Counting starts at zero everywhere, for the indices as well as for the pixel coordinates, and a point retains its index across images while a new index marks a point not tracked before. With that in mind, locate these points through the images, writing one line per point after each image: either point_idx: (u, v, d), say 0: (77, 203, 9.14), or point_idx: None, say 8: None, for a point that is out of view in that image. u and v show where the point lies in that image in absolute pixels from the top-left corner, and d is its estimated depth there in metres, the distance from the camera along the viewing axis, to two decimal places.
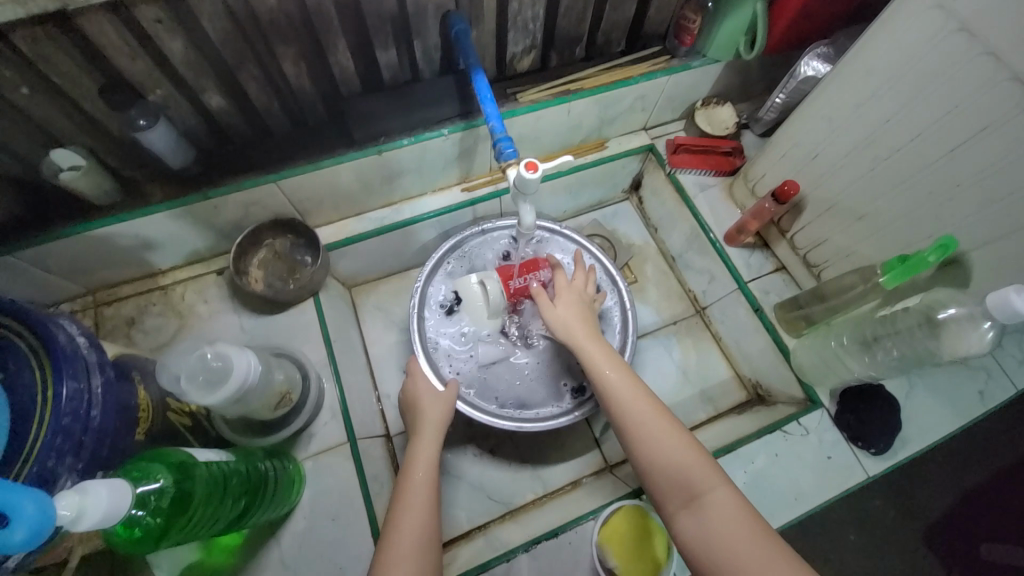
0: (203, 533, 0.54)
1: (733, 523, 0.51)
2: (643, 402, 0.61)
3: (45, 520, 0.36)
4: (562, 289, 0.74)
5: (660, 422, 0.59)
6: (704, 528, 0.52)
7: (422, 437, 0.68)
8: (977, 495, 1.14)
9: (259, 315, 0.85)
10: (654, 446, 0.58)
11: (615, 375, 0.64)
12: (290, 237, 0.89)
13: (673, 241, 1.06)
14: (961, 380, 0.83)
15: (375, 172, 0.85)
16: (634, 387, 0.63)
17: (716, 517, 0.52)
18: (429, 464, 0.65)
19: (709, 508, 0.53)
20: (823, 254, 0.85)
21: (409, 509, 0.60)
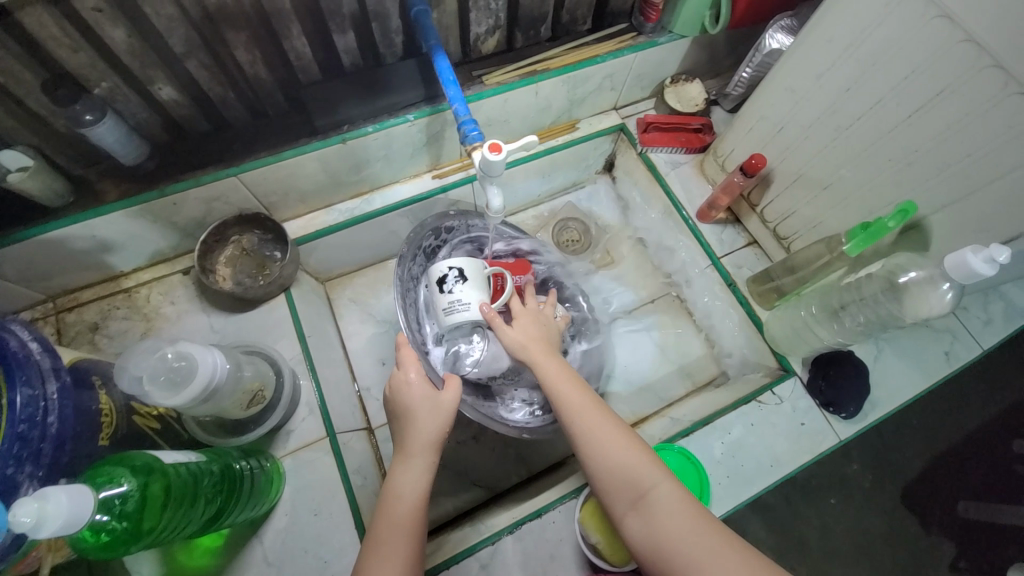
0: (177, 535, 0.53)
1: (678, 519, 0.53)
2: (592, 408, 0.62)
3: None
4: (521, 312, 0.73)
5: (607, 429, 0.60)
6: (651, 526, 0.53)
7: (408, 465, 0.60)
8: (948, 454, 1.19)
9: (230, 313, 0.83)
10: (602, 451, 0.58)
11: (565, 382, 0.64)
12: (257, 232, 0.86)
13: (648, 220, 1.07)
14: (927, 343, 0.86)
15: (341, 162, 0.83)
16: (582, 393, 0.64)
17: (662, 515, 0.54)
18: (411, 505, 0.58)
19: (655, 506, 0.54)
20: (792, 226, 0.86)
21: (389, 554, 0.55)
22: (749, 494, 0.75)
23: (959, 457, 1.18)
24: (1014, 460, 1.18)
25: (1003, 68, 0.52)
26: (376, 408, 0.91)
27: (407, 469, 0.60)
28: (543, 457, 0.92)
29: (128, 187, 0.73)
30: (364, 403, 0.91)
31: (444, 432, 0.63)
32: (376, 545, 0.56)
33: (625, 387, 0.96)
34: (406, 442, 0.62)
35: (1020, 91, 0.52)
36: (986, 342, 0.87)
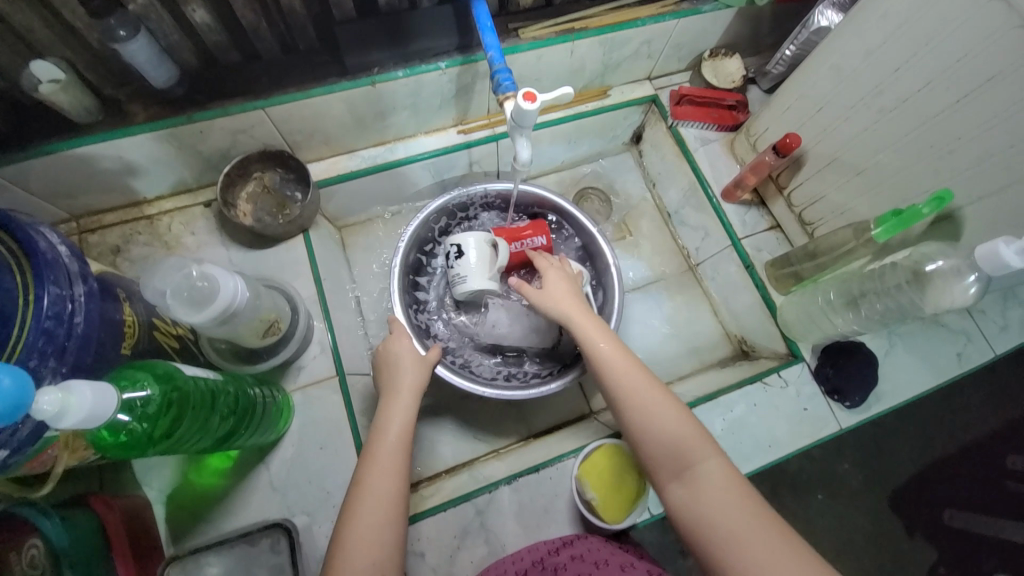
0: (189, 446, 0.55)
1: (723, 496, 0.51)
2: (640, 376, 0.61)
3: (22, 399, 0.36)
4: (554, 279, 0.75)
5: (657, 398, 0.59)
6: (692, 499, 0.53)
7: (392, 400, 0.65)
8: (945, 461, 1.19)
9: (249, 249, 0.83)
10: (649, 421, 0.58)
11: (609, 347, 0.65)
12: (279, 171, 0.86)
13: (671, 197, 1.05)
14: (940, 341, 0.85)
15: (368, 106, 0.82)
16: (630, 364, 0.63)
17: (704, 489, 0.52)
18: (397, 434, 0.62)
19: (698, 479, 0.53)
20: (819, 211, 0.84)
21: (375, 475, 0.57)
22: (744, 470, 0.76)
23: (954, 464, 1.18)
24: (1007, 475, 1.18)
25: None
26: None
27: (390, 402, 0.65)
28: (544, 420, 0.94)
29: (156, 111, 0.72)
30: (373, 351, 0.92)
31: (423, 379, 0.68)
32: (367, 467, 0.59)
33: None
34: (391, 382, 0.68)
35: None
36: (1000, 347, 0.86)
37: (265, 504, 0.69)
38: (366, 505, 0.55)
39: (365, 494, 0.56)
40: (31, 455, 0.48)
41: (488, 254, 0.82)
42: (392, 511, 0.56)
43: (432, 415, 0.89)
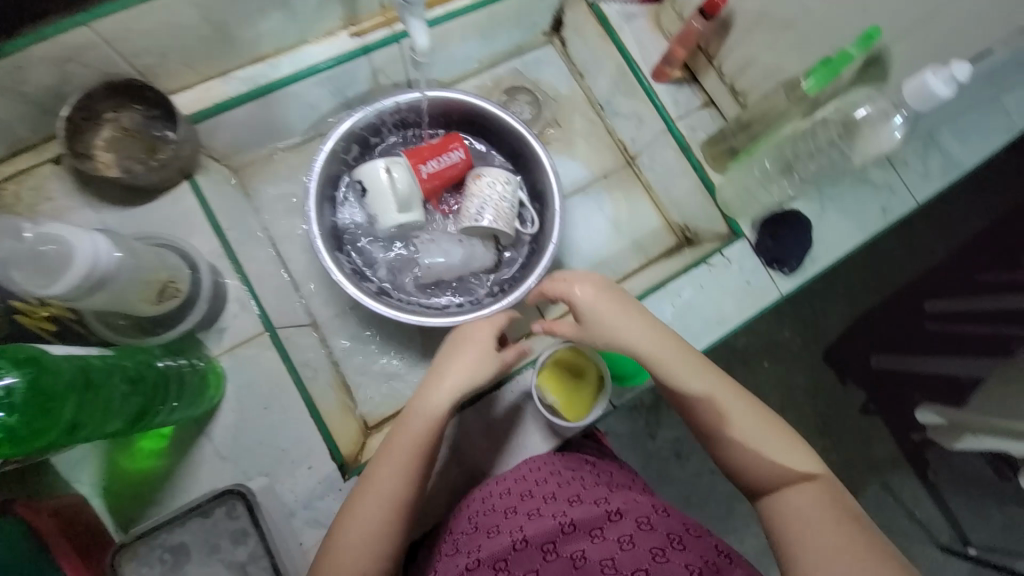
0: (94, 434, 0.49)
1: (828, 511, 0.48)
2: (737, 396, 0.56)
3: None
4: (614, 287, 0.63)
5: (763, 423, 0.54)
6: (794, 512, 0.49)
7: (431, 393, 0.61)
8: (874, 314, 1.29)
9: (125, 207, 0.70)
10: (748, 447, 0.53)
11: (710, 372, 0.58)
12: (139, 108, 0.72)
13: (600, 86, 0.98)
14: (868, 198, 0.87)
15: (228, 8, 0.67)
16: (711, 376, 0.57)
17: (809, 503, 0.49)
18: (424, 431, 0.58)
19: (798, 493, 0.50)
20: (751, 78, 0.80)
21: (388, 473, 0.56)
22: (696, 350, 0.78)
23: (882, 316, 1.28)
24: (927, 317, 1.27)
25: None
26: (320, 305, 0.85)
27: (431, 394, 0.61)
28: None
29: None
30: (305, 301, 0.83)
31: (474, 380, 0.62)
32: (382, 460, 0.57)
33: (579, 264, 0.94)
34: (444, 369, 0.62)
35: None
36: (922, 196, 0.89)
37: (217, 474, 0.65)
38: (368, 501, 0.54)
39: (371, 490, 0.55)
40: None
41: (400, 179, 0.79)
42: (391, 514, 0.54)
43: (384, 355, 0.85)
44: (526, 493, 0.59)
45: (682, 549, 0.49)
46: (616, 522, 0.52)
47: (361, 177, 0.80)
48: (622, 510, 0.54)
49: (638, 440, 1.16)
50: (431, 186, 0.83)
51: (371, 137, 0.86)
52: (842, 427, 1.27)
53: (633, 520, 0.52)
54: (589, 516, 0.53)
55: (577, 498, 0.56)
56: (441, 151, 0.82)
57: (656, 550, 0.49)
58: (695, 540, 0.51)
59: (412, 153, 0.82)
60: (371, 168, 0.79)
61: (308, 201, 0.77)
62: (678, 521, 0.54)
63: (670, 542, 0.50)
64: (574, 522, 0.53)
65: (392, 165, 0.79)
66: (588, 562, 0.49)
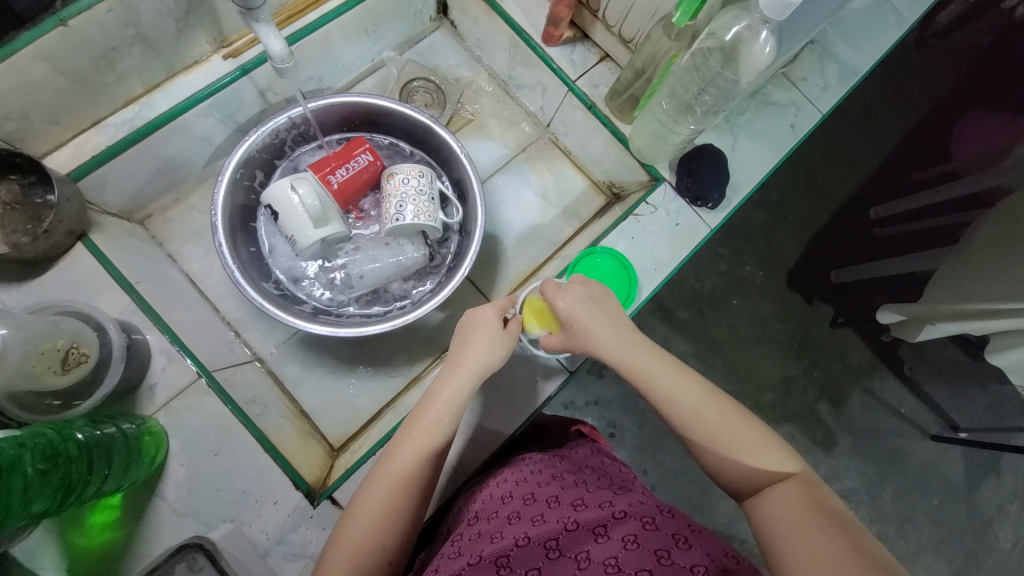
0: (16, 519, 0.47)
1: (806, 518, 0.43)
2: (716, 401, 0.52)
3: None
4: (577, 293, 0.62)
5: (743, 428, 0.50)
6: (770, 519, 0.45)
7: (450, 376, 0.60)
8: (821, 235, 1.32)
9: (19, 283, 0.67)
10: (728, 449, 0.49)
11: (690, 379, 0.55)
12: (15, 177, 0.68)
13: (498, 62, 0.97)
14: (775, 119, 0.89)
15: (74, 54, 0.63)
16: (693, 384, 0.54)
17: (785, 510, 0.45)
18: (443, 411, 0.58)
19: (778, 500, 0.46)
20: (633, 22, 0.80)
21: (407, 453, 0.55)
22: (640, 300, 0.80)
23: (829, 231, 1.32)
24: (872, 224, 1.32)
25: None
26: (260, 338, 0.83)
27: (447, 392, 0.59)
28: None
29: None
30: (244, 337, 0.83)
31: (488, 362, 0.61)
32: (401, 442, 0.56)
33: (516, 242, 0.94)
34: (459, 352, 0.62)
35: None
36: (825, 107, 0.91)
37: (178, 532, 0.63)
38: (381, 482, 0.53)
39: (387, 471, 0.54)
40: None
41: (314, 195, 0.76)
42: (403, 494, 0.53)
43: (339, 374, 0.84)
44: (528, 496, 0.58)
45: (688, 548, 0.47)
46: (620, 520, 0.51)
47: (270, 202, 0.78)
48: (626, 510, 0.52)
49: (622, 403, 1.17)
50: (348, 195, 0.81)
51: (275, 159, 0.84)
52: (814, 348, 1.30)
53: (637, 519, 0.51)
54: (594, 517, 0.52)
55: (581, 501, 0.55)
56: (348, 157, 0.80)
57: (660, 551, 0.46)
58: (700, 540, 0.49)
59: (318, 166, 0.79)
60: (280, 190, 0.76)
61: (218, 236, 0.74)
62: (681, 522, 0.52)
63: (675, 541, 0.48)
64: (580, 521, 0.51)
65: (298, 183, 0.76)
66: (593, 562, 0.47)
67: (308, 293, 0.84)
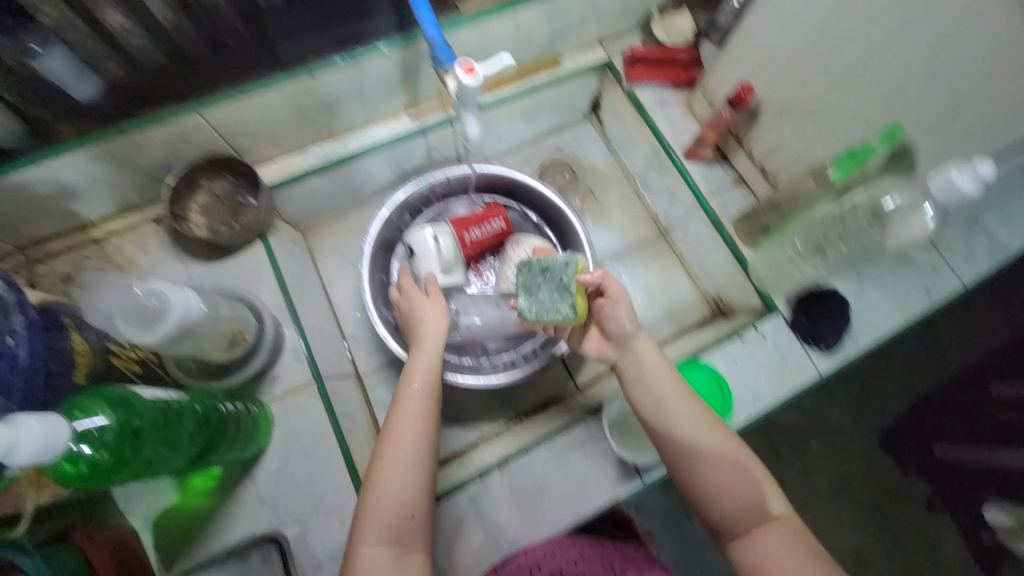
0: (162, 469, 0.53)
1: (792, 551, 0.57)
2: (721, 437, 0.64)
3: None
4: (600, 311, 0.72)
5: (743, 464, 0.63)
6: (764, 554, 0.57)
7: (415, 368, 0.69)
8: (932, 397, 1.19)
9: (206, 261, 0.80)
10: (729, 484, 0.62)
11: (698, 412, 0.65)
12: (229, 177, 0.82)
13: (635, 163, 1.04)
14: (908, 278, 0.86)
15: (310, 100, 0.78)
16: (706, 422, 0.65)
17: (775, 543, 0.58)
18: (419, 403, 0.67)
19: (769, 534, 0.58)
20: (782, 160, 0.83)
21: (396, 442, 0.64)
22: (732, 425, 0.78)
23: (943, 399, 1.18)
24: (995, 405, 1.16)
25: None
26: (363, 356, 0.91)
27: (416, 367, 0.69)
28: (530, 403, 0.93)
29: (86, 127, 0.69)
30: (351, 351, 0.91)
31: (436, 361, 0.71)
32: (389, 431, 0.65)
33: None
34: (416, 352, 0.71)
35: None
36: (967, 277, 0.86)
37: (255, 517, 0.68)
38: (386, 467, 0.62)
39: (387, 457, 0.63)
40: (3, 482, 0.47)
41: (450, 245, 0.86)
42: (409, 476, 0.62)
43: None
44: (555, 571, 0.63)
45: None
46: None
47: (410, 242, 0.88)
48: None
49: (673, 518, 1.11)
50: (476, 250, 0.90)
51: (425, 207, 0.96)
52: (901, 524, 1.16)
53: None
54: None
55: None
56: (484, 220, 0.89)
57: None
58: None
59: (457, 222, 0.89)
60: (422, 234, 0.86)
61: (363, 263, 0.86)
62: None
63: None
64: None
65: (439, 233, 0.86)
66: None
67: None
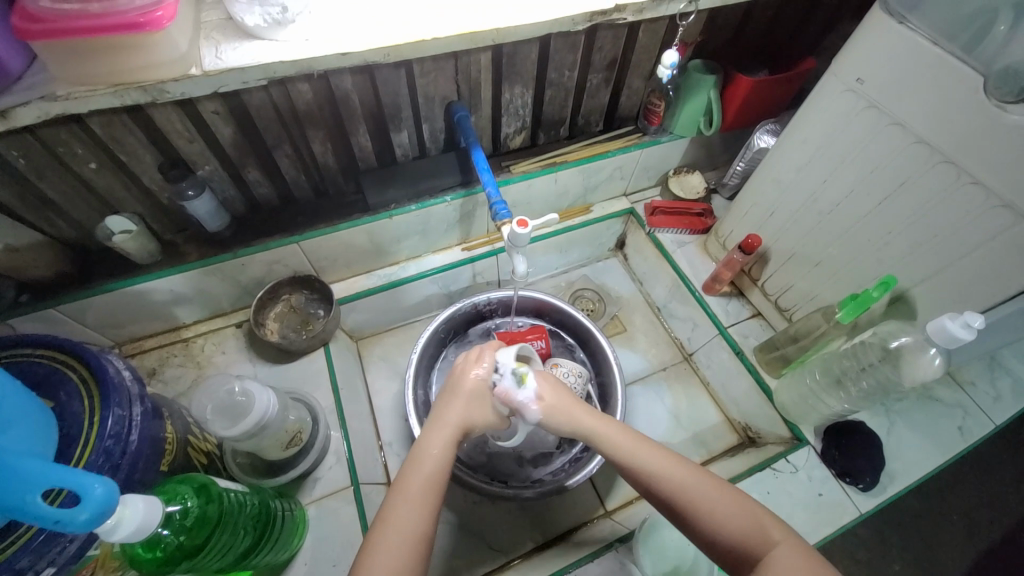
0: (221, 560, 0.56)
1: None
2: (677, 468, 0.55)
3: (106, 503, 0.38)
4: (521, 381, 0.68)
5: (715, 493, 0.53)
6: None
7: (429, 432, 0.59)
8: (987, 538, 1.12)
9: (274, 364, 0.91)
10: (711, 519, 0.51)
11: (648, 454, 0.57)
12: (305, 292, 0.96)
13: (658, 293, 1.16)
14: (940, 416, 0.87)
15: (384, 234, 0.95)
16: (663, 460, 0.56)
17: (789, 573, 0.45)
18: (439, 466, 0.56)
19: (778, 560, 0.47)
20: (792, 298, 0.93)
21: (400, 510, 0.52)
22: None
23: (995, 542, 1.11)
24: None
25: (955, 162, 0.61)
26: (396, 463, 0.94)
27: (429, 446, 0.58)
28: (559, 524, 0.91)
29: (206, 250, 0.84)
30: (385, 459, 0.94)
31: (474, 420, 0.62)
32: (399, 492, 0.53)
33: None
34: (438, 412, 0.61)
35: (972, 181, 0.60)
36: (1000, 418, 0.87)
37: None
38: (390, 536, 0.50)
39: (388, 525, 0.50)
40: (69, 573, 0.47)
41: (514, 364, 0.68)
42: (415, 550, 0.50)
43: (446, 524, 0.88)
44: None
45: None
46: None
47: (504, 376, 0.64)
48: None
49: None
50: None
51: (467, 325, 1.07)
52: None
53: None
54: None
55: None
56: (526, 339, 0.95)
57: None
58: None
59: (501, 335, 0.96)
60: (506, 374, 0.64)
61: (410, 369, 0.93)
62: None
63: None
64: None
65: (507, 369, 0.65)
66: None
67: None
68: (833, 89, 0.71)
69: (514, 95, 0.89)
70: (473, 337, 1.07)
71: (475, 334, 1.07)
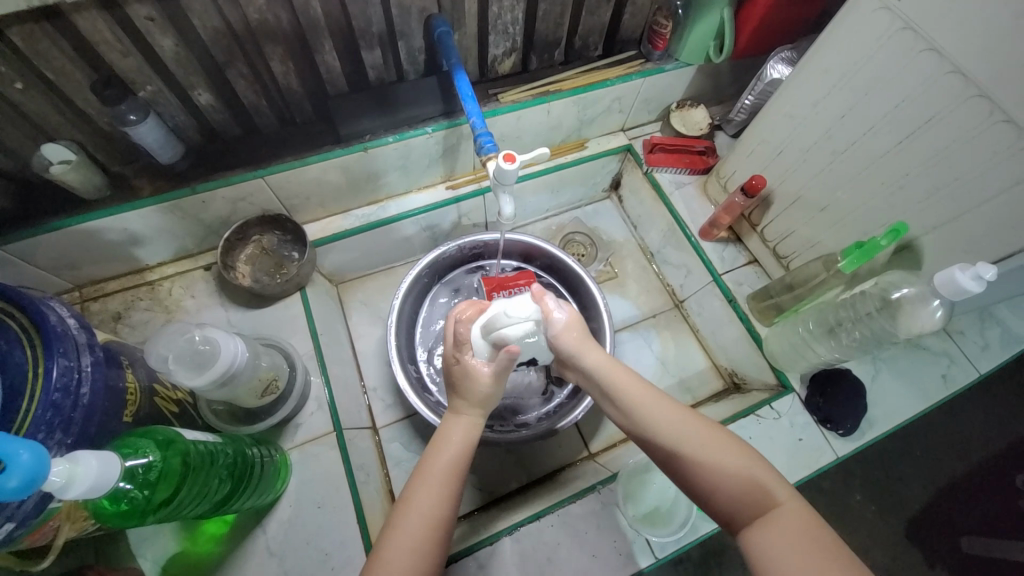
0: (195, 507, 0.55)
1: (807, 544, 0.45)
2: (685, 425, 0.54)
3: (38, 470, 0.36)
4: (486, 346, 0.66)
5: (723, 452, 0.52)
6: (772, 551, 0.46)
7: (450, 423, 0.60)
8: (950, 477, 1.17)
9: (248, 308, 0.86)
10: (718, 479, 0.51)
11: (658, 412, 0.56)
12: (277, 233, 0.90)
13: (652, 237, 1.11)
14: (924, 364, 0.87)
15: (360, 170, 0.87)
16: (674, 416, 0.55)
17: (783, 536, 0.46)
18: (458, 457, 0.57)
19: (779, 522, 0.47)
20: (791, 245, 0.89)
21: (418, 492, 0.53)
22: None
23: (955, 479, 1.18)
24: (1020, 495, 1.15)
25: (989, 97, 0.55)
26: (381, 408, 0.93)
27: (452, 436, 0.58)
28: (544, 465, 0.92)
29: (161, 185, 0.76)
30: (370, 403, 0.93)
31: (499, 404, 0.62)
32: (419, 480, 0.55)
33: None
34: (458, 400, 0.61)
35: (1004, 119, 0.54)
36: (983, 367, 0.87)
37: (262, 570, 0.67)
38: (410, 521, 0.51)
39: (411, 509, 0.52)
40: (29, 529, 0.44)
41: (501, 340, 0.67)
42: (434, 534, 0.51)
43: None
44: None
45: None
46: None
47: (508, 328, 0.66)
48: None
49: None
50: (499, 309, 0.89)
51: (452, 269, 1.02)
52: None
53: None
54: None
55: None
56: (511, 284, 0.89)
57: None
58: None
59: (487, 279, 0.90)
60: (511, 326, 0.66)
61: (392, 314, 0.88)
62: None
63: None
64: None
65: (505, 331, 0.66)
66: None
67: (432, 383, 0.94)
68: (865, 7, 0.62)
69: (503, 8, 0.78)
70: (459, 282, 1.02)
71: (460, 277, 1.03)
